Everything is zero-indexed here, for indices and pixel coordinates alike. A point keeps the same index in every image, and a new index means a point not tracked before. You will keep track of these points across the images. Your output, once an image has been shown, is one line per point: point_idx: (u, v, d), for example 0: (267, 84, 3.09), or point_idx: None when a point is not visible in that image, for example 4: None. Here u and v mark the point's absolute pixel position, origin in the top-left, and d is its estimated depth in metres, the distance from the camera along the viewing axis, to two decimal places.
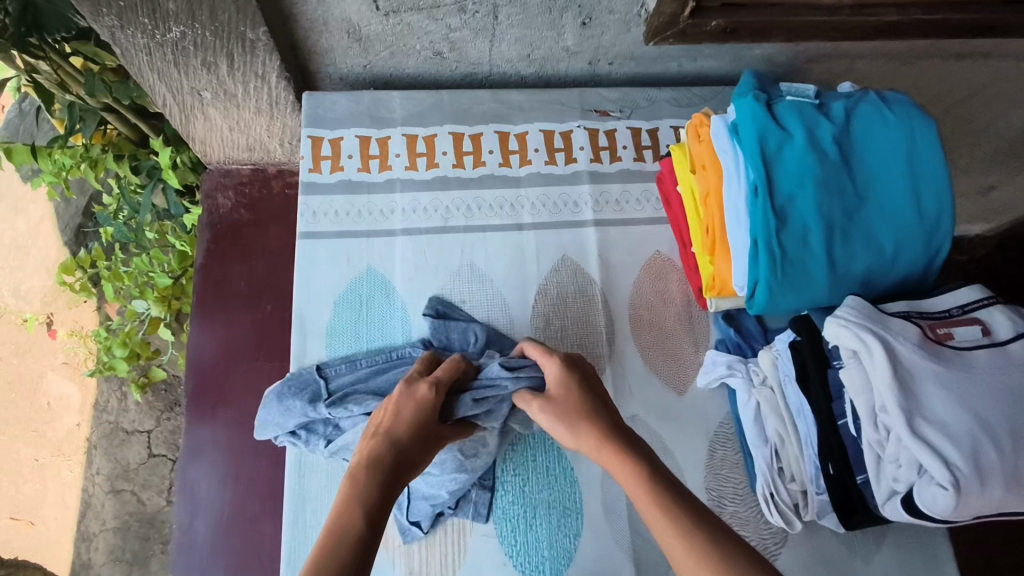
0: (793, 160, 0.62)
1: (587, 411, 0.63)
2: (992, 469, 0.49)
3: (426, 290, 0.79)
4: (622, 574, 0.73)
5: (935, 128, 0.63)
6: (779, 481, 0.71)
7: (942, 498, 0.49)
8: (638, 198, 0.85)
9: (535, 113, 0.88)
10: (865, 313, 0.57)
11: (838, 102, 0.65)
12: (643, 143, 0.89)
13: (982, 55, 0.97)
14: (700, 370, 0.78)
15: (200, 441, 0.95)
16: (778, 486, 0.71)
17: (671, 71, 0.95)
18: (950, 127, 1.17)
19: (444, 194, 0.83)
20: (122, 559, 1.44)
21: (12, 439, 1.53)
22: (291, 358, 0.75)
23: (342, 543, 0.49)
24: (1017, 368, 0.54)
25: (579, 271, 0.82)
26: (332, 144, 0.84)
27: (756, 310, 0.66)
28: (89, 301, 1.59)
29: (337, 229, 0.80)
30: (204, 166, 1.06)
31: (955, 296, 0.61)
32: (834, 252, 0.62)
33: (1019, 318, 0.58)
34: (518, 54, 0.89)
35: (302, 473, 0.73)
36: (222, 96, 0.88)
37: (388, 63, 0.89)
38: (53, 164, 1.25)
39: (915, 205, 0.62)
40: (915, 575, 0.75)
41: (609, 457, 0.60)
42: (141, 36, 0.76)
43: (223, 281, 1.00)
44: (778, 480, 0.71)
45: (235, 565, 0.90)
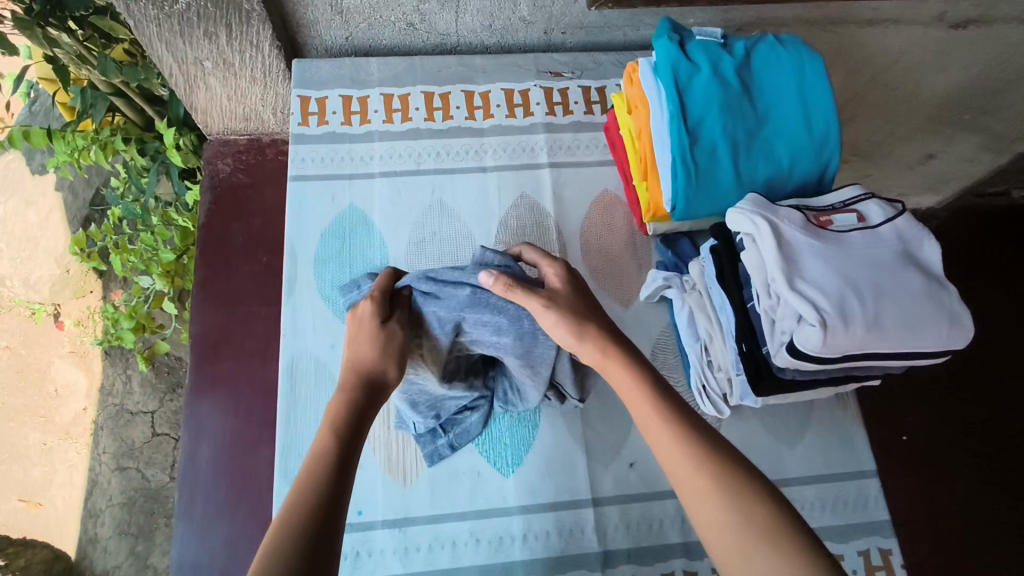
0: (701, 87, 0.74)
1: (583, 318, 0.64)
2: (854, 311, 0.61)
3: (401, 223, 0.91)
4: (575, 460, 0.83)
5: (821, 59, 0.75)
6: (710, 372, 0.82)
7: (813, 334, 0.60)
8: (587, 144, 0.98)
9: (496, 74, 1.00)
10: (759, 203, 0.69)
11: (740, 41, 0.78)
12: (592, 99, 1.01)
13: (891, 22, 1.10)
14: (643, 286, 0.90)
15: (202, 379, 1.03)
16: (710, 377, 0.82)
17: (619, 40, 1.07)
18: (882, 93, 1.28)
19: (417, 142, 0.95)
20: (128, 533, 1.50)
21: (21, 424, 1.59)
22: (284, 281, 0.87)
23: (317, 460, 0.54)
24: (882, 244, 0.66)
25: (536, 206, 0.93)
26: (318, 102, 0.96)
27: (678, 218, 0.79)
28: (96, 289, 1.67)
29: (323, 173, 0.93)
30: (205, 138, 1.18)
31: (840, 195, 0.72)
32: (739, 164, 0.74)
33: (888, 208, 0.69)
34: (480, 25, 1.00)
35: (293, 379, 0.83)
36: (222, 65, 1.00)
37: (366, 34, 1.01)
38: (65, 146, 1.35)
39: (807, 122, 0.74)
40: (835, 457, 0.85)
41: (611, 366, 0.64)
42: (152, 8, 0.87)
43: (223, 237, 1.11)
44: (709, 372, 0.82)
45: (235, 489, 0.98)
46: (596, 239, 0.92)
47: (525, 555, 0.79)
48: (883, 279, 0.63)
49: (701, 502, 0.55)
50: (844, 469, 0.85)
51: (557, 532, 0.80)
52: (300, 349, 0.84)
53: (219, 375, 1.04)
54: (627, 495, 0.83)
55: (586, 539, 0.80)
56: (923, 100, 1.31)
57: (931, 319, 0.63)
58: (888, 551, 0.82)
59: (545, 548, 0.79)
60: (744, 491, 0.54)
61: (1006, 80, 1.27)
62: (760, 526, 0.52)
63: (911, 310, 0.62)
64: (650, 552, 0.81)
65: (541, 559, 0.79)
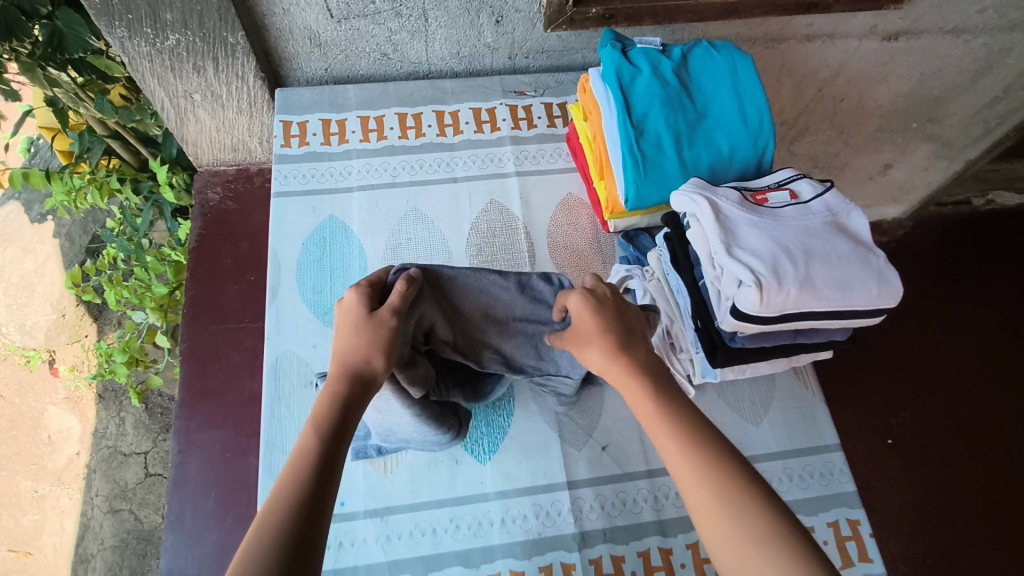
0: (644, 86, 0.82)
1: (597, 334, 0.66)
2: (787, 273, 0.66)
3: (379, 229, 0.98)
4: (549, 442, 0.86)
5: (750, 59, 0.85)
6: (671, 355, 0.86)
7: (750, 295, 0.65)
8: (551, 154, 1.06)
9: (464, 95, 1.09)
10: (700, 185, 0.75)
11: (678, 48, 0.88)
12: (554, 114, 1.09)
13: (826, 37, 1.16)
14: (608, 279, 0.95)
15: (192, 392, 1.07)
16: (672, 360, 0.86)
17: (579, 62, 1.16)
18: (833, 106, 1.36)
19: (391, 158, 1.03)
20: None
21: (14, 472, 1.59)
22: (268, 286, 0.92)
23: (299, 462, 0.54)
24: (813, 216, 0.72)
25: (504, 210, 1.01)
26: (299, 125, 1.04)
27: (631, 207, 0.84)
28: (93, 330, 1.71)
29: (304, 188, 1.00)
30: (195, 170, 1.25)
31: (775, 176, 0.79)
32: (683, 153, 0.82)
33: (818, 185, 0.76)
34: (449, 52, 1.09)
35: (277, 376, 0.87)
36: (210, 97, 1.08)
37: (344, 65, 1.10)
38: (63, 185, 1.43)
39: (742, 113, 0.83)
40: (799, 432, 0.89)
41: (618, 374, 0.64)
42: (145, 45, 0.95)
43: (212, 258, 1.17)
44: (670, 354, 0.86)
45: (223, 498, 1.00)
46: (562, 238, 0.99)
47: (504, 538, 0.80)
48: (813, 245, 0.69)
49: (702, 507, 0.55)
50: (809, 443, 0.88)
51: (534, 515, 0.81)
52: (284, 349, 0.89)
53: (208, 389, 1.08)
54: (601, 477, 0.84)
55: (563, 521, 0.81)
56: (870, 111, 1.39)
57: (860, 279, 0.68)
58: (857, 522, 0.84)
59: (523, 530, 0.81)
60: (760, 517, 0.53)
61: (938, 91, 1.35)
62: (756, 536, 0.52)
63: (840, 272, 0.67)
64: (625, 530, 0.82)
65: (520, 541, 0.80)
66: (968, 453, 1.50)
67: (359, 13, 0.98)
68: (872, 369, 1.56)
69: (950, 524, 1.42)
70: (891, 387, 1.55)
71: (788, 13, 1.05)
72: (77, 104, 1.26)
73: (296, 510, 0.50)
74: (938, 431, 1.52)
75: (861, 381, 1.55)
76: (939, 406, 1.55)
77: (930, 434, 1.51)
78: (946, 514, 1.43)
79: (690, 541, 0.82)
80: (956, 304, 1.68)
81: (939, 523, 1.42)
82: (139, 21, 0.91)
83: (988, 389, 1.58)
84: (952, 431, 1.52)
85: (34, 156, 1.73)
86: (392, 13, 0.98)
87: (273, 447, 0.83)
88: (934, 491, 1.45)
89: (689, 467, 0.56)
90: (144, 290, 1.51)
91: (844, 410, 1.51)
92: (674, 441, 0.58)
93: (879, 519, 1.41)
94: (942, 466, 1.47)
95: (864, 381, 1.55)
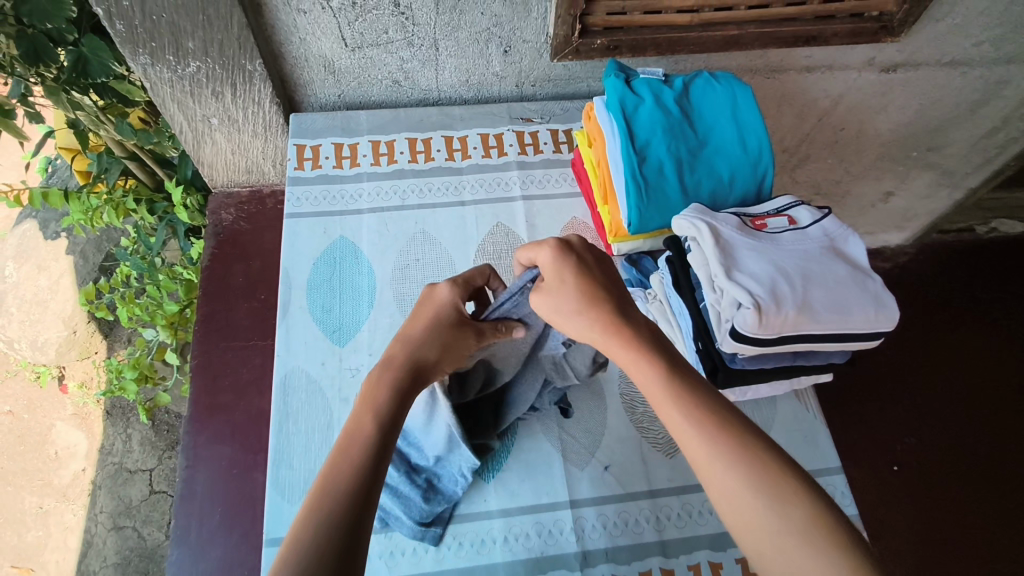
0: (647, 115, 0.85)
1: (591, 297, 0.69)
2: (784, 296, 0.68)
3: (388, 250, 1.00)
4: (552, 462, 0.87)
5: (750, 89, 0.89)
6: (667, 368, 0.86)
7: (749, 316, 0.66)
8: (557, 179, 1.08)
9: (472, 121, 1.12)
10: (700, 211, 0.76)
11: (679, 78, 0.91)
12: (560, 140, 1.12)
13: (825, 68, 1.19)
14: None
15: (201, 408, 1.09)
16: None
17: (584, 91, 1.19)
18: (831, 135, 1.39)
19: (401, 181, 1.06)
20: None
21: (19, 488, 1.61)
22: (278, 305, 0.95)
23: (356, 441, 0.60)
24: (810, 241, 0.74)
25: (509, 232, 1.03)
26: (312, 149, 1.08)
27: (634, 231, 0.86)
28: (103, 347, 1.73)
29: (315, 210, 1.03)
30: (210, 191, 1.28)
31: (774, 203, 0.81)
32: (684, 178, 0.84)
33: (816, 212, 0.78)
34: (458, 80, 1.12)
35: (287, 394, 0.89)
36: (227, 121, 1.12)
37: (357, 92, 1.13)
38: (81, 205, 1.47)
39: (741, 140, 0.86)
40: (800, 455, 0.89)
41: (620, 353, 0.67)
42: (167, 71, 0.99)
43: (224, 277, 1.19)
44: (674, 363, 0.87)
45: (229, 514, 1.01)
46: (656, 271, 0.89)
47: (505, 555, 0.81)
48: (810, 269, 0.71)
49: (735, 505, 0.56)
50: (811, 466, 0.89)
51: (536, 534, 0.82)
52: (293, 367, 0.90)
53: (217, 405, 1.10)
54: (603, 496, 0.85)
55: (565, 540, 0.82)
56: (870, 139, 1.42)
57: (857, 302, 0.70)
58: None
59: (526, 548, 0.81)
60: (782, 489, 0.55)
61: (936, 121, 1.37)
62: (797, 524, 0.54)
63: (837, 294, 0.69)
64: (627, 550, 0.82)
65: (522, 560, 0.81)
66: (973, 480, 1.49)
67: (372, 43, 1.02)
68: (875, 394, 1.57)
69: (955, 552, 1.41)
70: (894, 414, 1.55)
71: (788, 46, 1.08)
72: (98, 126, 1.31)
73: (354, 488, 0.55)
74: (943, 457, 1.51)
75: (865, 408, 1.55)
76: (945, 432, 1.54)
77: (935, 460, 1.50)
78: (954, 542, 1.42)
79: (692, 562, 0.82)
80: (960, 330, 1.69)
81: (944, 551, 1.41)
82: (162, 48, 0.95)
83: (994, 416, 1.58)
84: (959, 458, 1.51)
85: (52, 176, 1.77)
86: (404, 42, 1.02)
87: (281, 465, 0.84)
88: (940, 519, 1.44)
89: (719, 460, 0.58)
90: (156, 308, 1.53)
91: (847, 435, 1.51)
92: (686, 416, 0.60)
93: (883, 546, 1.40)
94: (947, 493, 1.47)
95: (867, 408, 1.55)
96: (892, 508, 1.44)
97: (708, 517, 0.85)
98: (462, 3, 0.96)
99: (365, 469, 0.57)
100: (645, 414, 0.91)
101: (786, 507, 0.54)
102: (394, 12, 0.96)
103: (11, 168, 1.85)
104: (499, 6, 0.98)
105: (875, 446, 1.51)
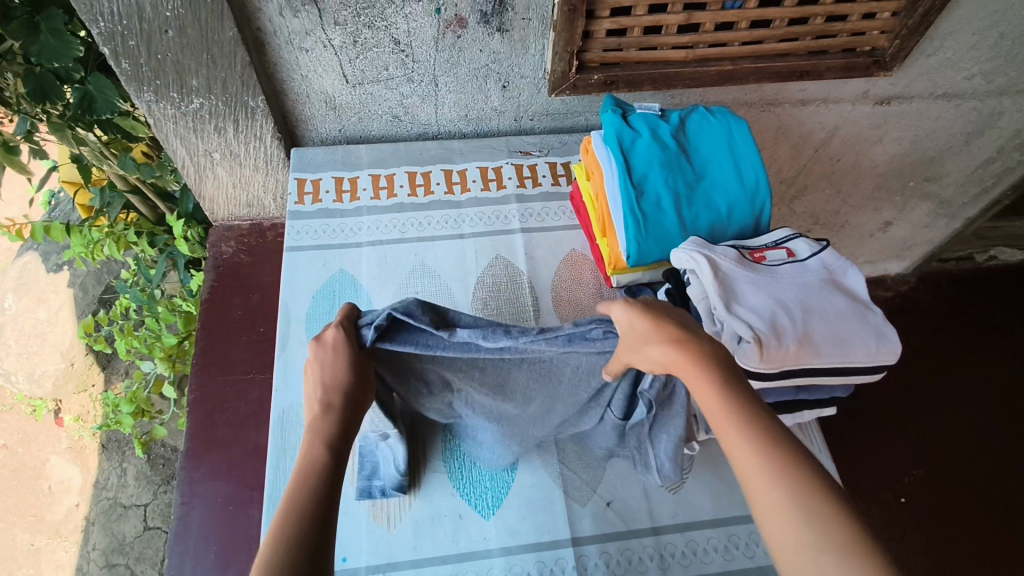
0: (644, 149, 0.86)
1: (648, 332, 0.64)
2: (784, 329, 0.67)
3: (387, 284, 1.00)
4: (553, 498, 0.85)
5: (746, 123, 0.90)
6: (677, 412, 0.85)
7: (750, 350, 0.66)
8: (555, 211, 1.09)
9: (472, 155, 1.14)
10: (698, 243, 0.76)
11: (675, 113, 0.92)
12: (558, 173, 1.13)
13: (820, 101, 1.20)
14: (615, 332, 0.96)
15: (197, 443, 1.08)
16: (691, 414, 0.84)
17: (582, 124, 1.20)
18: (827, 166, 1.40)
19: (401, 215, 1.07)
20: None
21: (12, 524, 1.59)
22: (277, 339, 0.94)
23: (312, 466, 0.56)
24: (809, 274, 0.74)
25: (509, 265, 1.03)
26: (313, 183, 1.09)
27: (633, 263, 0.86)
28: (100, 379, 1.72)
29: (315, 243, 1.03)
30: (211, 225, 1.29)
31: (772, 235, 0.81)
32: (682, 212, 0.84)
33: (815, 244, 0.78)
34: (457, 114, 1.14)
35: (284, 429, 0.88)
36: (228, 156, 1.13)
37: (357, 126, 1.15)
38: (82, 239, 1.48)
39: (738, 174, 0.86)
40: None
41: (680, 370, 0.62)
42: (170, 108, 1.01)
43: (224, 309, 1.19)
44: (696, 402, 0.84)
45: (224, 552, 0.99)
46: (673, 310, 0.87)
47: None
48: (810, 302, 0.70)
49: (782, 526, 0.52)
50: None
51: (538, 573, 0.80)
52: (291, 402, 0.90)
53: (214, 440, 1.08)
54: (605, 534, 0.83)
55: None
56: (866, 170, 1.43)
57: (858, 334, 0.69)
58: None
59: None
60: (825, 507, 0.51)
61: (932, 151, 1.38)
62: (840, 541, 0.49)
63: (839, 327, 0.69)
64: None
65: None
66: (981, 513, 1.46)
67: (372, 79, 1.04)
68: (880, 426, 1.55)
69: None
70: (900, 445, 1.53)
71: (784, 80, 1.09)
72: (101, 161, 1.33)
73: (314, 506, 0.53)
74: (953, 489, 1.48)
75: (870, 440, 1.53)
76: (952, 463, 1.52)
77: (942, 492, 1.48)
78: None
79: None
80: (963, 359, 1.68)
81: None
82: (166, 86, 0.97)
83: (1002, 446, 1.55)
84: (966, 489, 1.49)
85: (54, 209, 1.79)
86: (404, 78, 1.04)
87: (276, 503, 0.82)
88: (949, 552, 1.41)
89: (767, 475, 0.54)
90: (154, 340, 1.52)
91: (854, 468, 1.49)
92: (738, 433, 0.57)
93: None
94: (956, 525, 1.44)
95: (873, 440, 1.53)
96: (902, 543, 1.41)
97: (714, 555, 0.83)
98: (462, 41, 0.98)
99: (322, 489, 0.55)
100: None
101: (832, 525, 0.50)
102: (394, 50, 0.98)
103: (14, 203, 1.87)
104: (497, 43, 1.00)
105: (882, 479, 1.48)
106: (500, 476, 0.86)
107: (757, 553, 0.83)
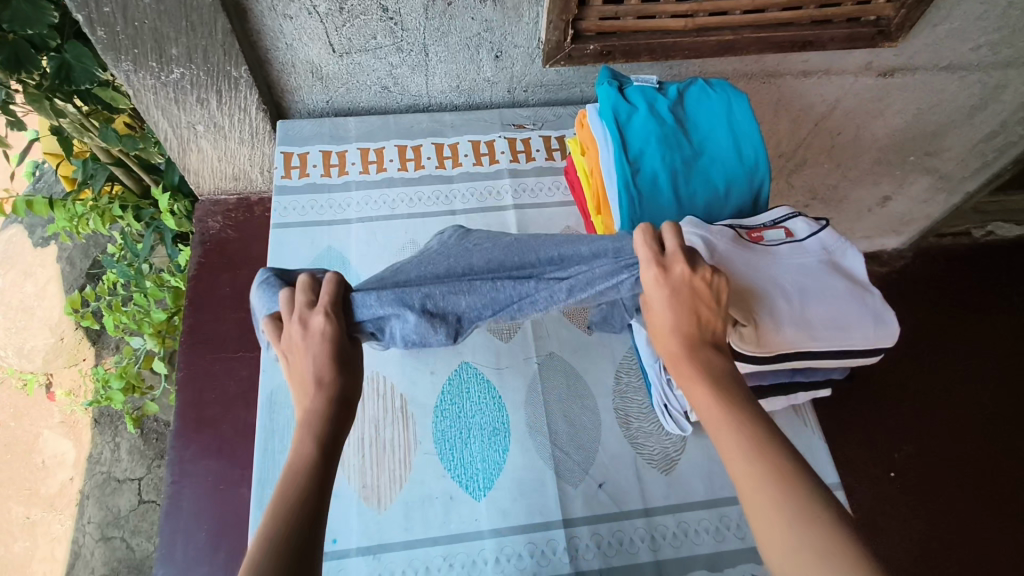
0: (641, 124, 0.83)
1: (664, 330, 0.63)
2: (780, 312, 0.65)
3: (376, 261, 0.98)
4: (544, 479, 0.85)
5: (746, 97, 0.87)
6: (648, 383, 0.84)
7: (747, 337, 0.65)
8: (549, 187, 1.06)
9: (464, 128, 1.10)
10: (695, 223, 0.75)
11: (673, 86, 0.89)
12: (552, 147, 1.10)
13: (822, 72, 1.17)
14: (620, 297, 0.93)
15: (186, 422, 1.06)
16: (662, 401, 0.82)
17: (577, 96, 1.17)
18: (827, 140, 1.37)
19: (390, 190, 1.04)
20: None
21: (6, 497, 1.57)
22: (264, 319, 0.92)
23: (298, 468, 0.56)
24: (807, 254, 0.72)
25: None
26: (300, 157, 1.05)
27: None
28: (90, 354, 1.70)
29: (303, 219, 1.00)
30: (197, 199, 1.26)
31: (770, 214, 0.78)
32: (680, 189, 0.82)
33: (814, 223, 0.76)
34: (449, 85, 1.10)
35: (272, 410, 0.86)
36: (213, 128, 1.09)
37: (345, 98, 1.11)
38: (66, 212, 1.44)
39: (737, 150, 0.84)
40: None
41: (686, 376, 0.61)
42: (150, 78, 0.97)
43: (212, 286, 1.17)
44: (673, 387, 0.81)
45: (216, 530, 0.99)
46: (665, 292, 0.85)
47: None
48: (809, 285, 0.68)
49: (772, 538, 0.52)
50: None
51: (529, 554, 0.80)
52: (280, 382, 0.88)
53: (204, 419, 1.07)
54: (597, 515, 0.83)
55: (558, 560, 0.80)
56: (867, 144, 1.40)
57: (857, 318, 0.68)
58: None
59: (518, 569, 0.79)
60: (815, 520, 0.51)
61: (934, 125, 1.35)
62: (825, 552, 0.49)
63: (838, 312, 0.67)
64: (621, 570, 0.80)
65: None
66: (969, 487, 1.48)
67: (360, 48, 1.00)
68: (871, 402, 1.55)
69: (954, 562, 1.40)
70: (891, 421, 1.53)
71: (786, 50, 1.06)
72: (82, 133, 1.29)
73: (300, 511, 0.53)
74: (945, 465, 1.49)
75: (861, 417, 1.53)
76: (943, 439, 1.53)
77: (931, 467, 1.49)
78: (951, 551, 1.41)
79: None
80: (957, 335, 1.67)
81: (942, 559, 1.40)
82: (144, 55, 0.93)
83: (992, 422, 1.56)
84: (956, 465, 1.50)
85: (39, 181, 1.75)
86: (393, 48, 1.00)
87: (265, 484, 0.82)
88: (937, 526, 1.43)
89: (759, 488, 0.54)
90: (143, 316, 1.50)
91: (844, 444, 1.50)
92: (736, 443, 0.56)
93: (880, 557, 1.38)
94: (944, 499, 1.46)
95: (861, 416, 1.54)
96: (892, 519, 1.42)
97: (705, 536, 0.83)
98: (453, 8, 0.94)
99: (309, 493, 0.54)
100: (640, 430, 0.89)
101: (821, 540, 0.50)
102: (383, 17, 0.94)
103: None
104: (490, 11, 0.96)
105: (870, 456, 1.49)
106: (493, 456, 0.86)
107: (748, 534, 0.83)
